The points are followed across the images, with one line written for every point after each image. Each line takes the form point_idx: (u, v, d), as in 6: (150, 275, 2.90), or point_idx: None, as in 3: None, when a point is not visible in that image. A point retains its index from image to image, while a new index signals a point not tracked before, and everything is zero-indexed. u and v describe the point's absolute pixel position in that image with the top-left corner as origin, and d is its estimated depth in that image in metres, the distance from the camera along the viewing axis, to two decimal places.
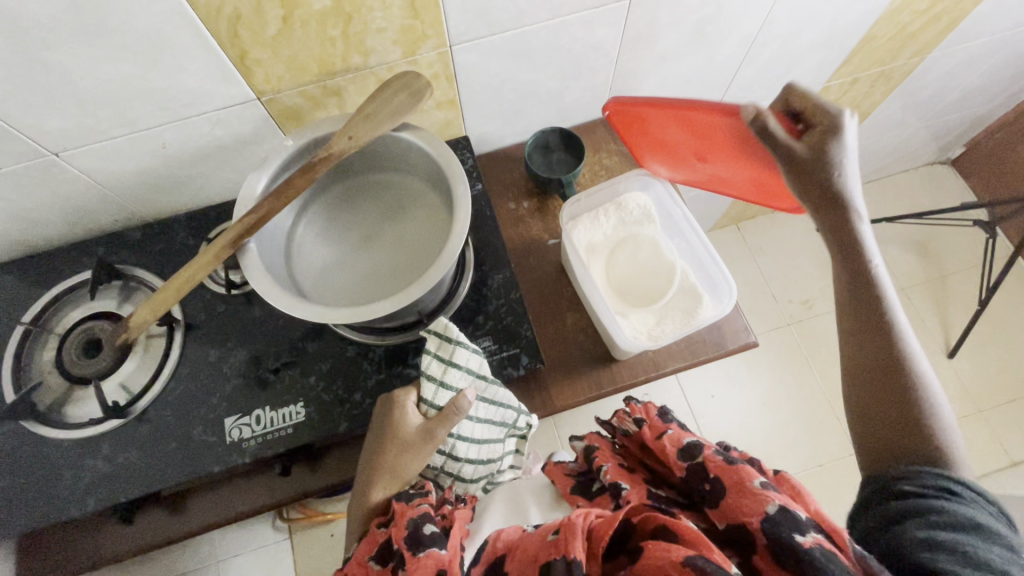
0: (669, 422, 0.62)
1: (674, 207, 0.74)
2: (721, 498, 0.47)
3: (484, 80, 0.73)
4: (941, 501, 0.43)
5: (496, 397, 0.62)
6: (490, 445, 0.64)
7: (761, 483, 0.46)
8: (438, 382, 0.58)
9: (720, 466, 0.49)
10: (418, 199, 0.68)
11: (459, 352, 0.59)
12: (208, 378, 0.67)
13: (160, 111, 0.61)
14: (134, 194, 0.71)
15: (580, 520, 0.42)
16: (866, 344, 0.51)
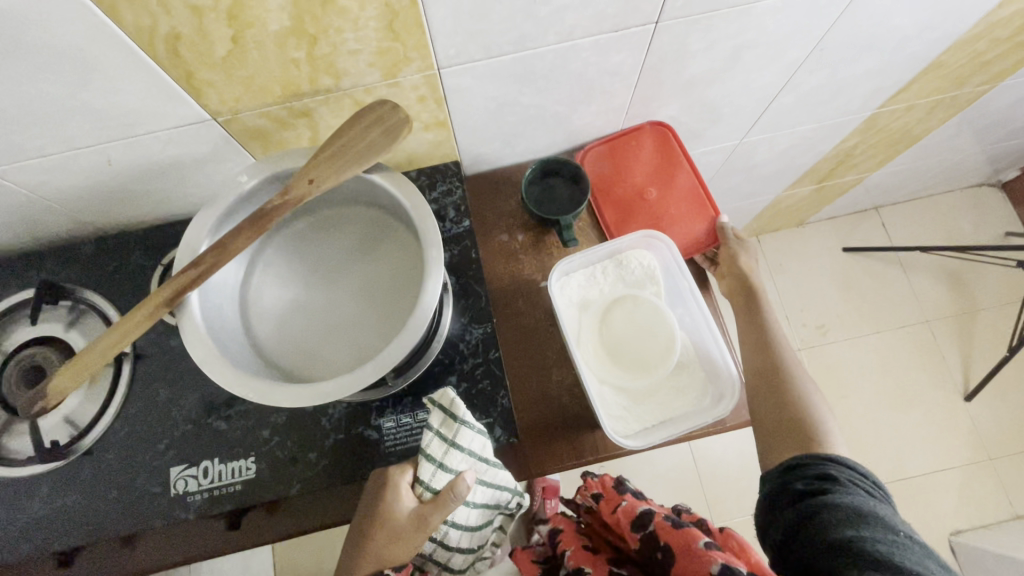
0: (624, 493, 0.67)
1: (679, 272, 0.66)
2: (674, 559, 0.56)
3: (478, 103, 0.64)
4: (840, 495, 0.50)
5: (495, 479, 0.59)
6: (480, 530, 0.63)
7: (706, 544, 0.54)
8: (436, 463, 0.55)
9: (669, 530, 0.58)
10: (391, 244, 0.60)
11: (462, 432, 0.56)
12: (156, 420, 0.62)
13: (98, 129, 0.53)
14: (83, 208, 0.64)
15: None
16: (767, 409, 0.60)
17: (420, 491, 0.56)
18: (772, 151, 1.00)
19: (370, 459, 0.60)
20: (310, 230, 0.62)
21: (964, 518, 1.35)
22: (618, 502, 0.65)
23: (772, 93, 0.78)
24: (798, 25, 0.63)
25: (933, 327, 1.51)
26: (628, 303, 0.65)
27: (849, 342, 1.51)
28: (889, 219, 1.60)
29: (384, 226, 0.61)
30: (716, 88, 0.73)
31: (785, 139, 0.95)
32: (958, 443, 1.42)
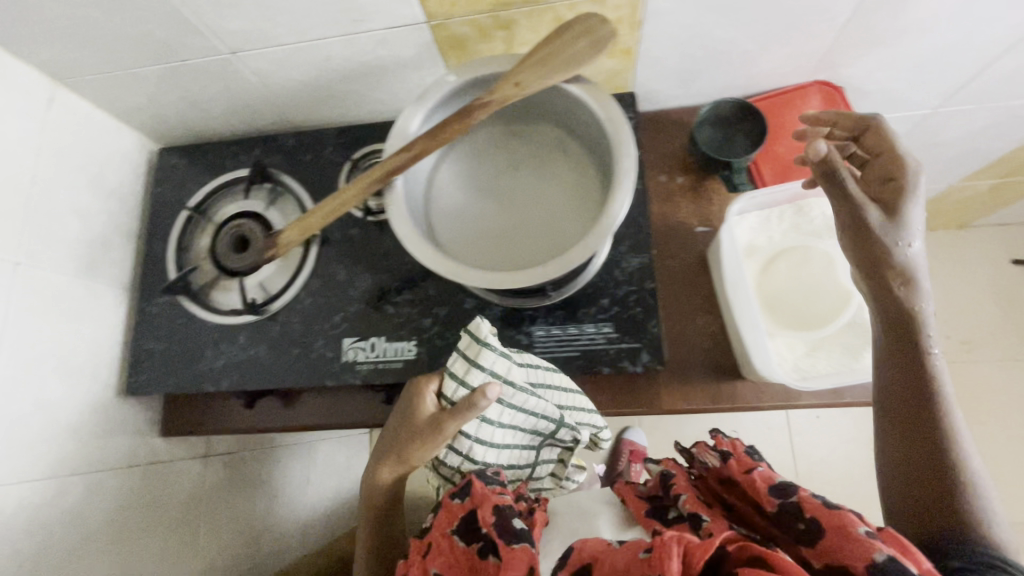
0: (759, 460, 0.55)
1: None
2: (819, 540, 0.44)
3: (672, 32, 0.63)
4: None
5: (525, 405, 0.58)
6: (520, 452, 0.64)
7: (868, 532, 0.42)
8: (459, 381, 0.55)
9: (821, 509, 0.45)
10: (571, 162, 0.63)
11: (483, 353, 0.55)
12: (334, 296, 0.69)
13: (332, 23, 0.59)
14: (292, 101, 0.72)
15: (671, 547, 0.41)
16: (912, 430, 0.50)
17: (444, 402, 0.56)
18: (964, 128, 0.89)
19: None
20: (493, 140, 0.65)
21: None
22: (752, 465, 0.53)
23: (993, 52, 0.69)
24: None
25: None
26: (802, 255, 0.62)
27: (997, 362, 1.35)
28: None
29: (566, 145, 0.63)
30: (930, 40, 0.67)
31: (986, 114, 0.85)
32: None
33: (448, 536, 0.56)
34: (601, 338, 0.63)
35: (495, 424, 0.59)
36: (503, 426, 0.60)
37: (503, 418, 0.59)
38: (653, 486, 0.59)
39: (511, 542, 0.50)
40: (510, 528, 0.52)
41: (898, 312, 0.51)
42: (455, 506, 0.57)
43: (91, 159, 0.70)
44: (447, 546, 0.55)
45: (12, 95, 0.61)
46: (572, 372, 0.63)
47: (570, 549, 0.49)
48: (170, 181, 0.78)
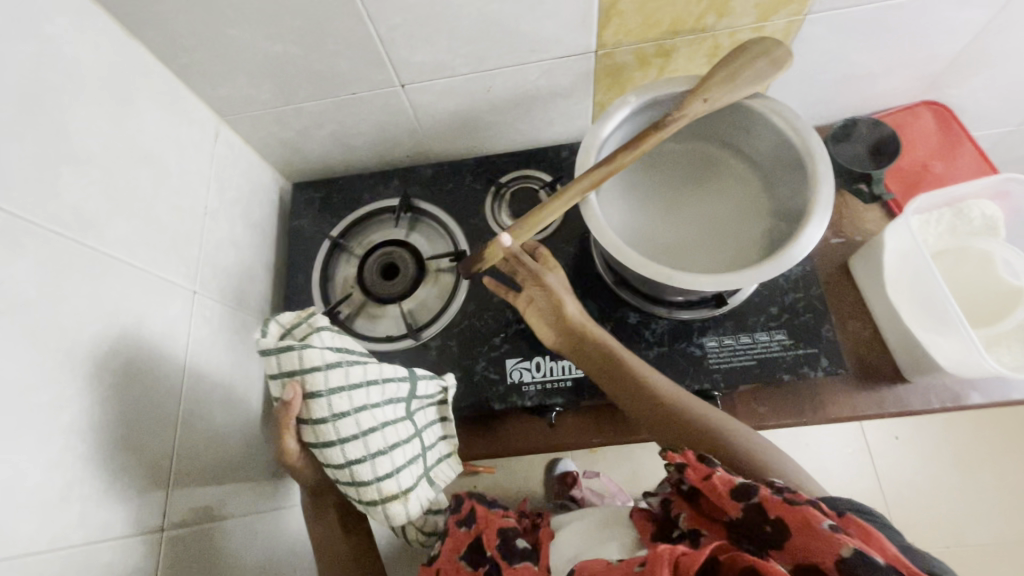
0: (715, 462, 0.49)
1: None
2: (785, 539, 0.41)
3: (812, 57, 0.67)
4: None
5: (357, 400, 0.50)
6: (424, 406, 0.59)
7: (832, 525, 0.39)
8: (313, 419, 0.49)
9: (780, 506, 0.42)
10: (736, 178, 0.65)
11: (307, 357, 0.48)
12: (492, 318, 0.69)
13: (507, 54, 0.62)
14: (436, 133, 0.75)
15: (666, 552, 0.38)
16: (665, 424, 0.56)
17: (306, 409, 0.49)
18: None
19: (693, 373, 0.64)
20: (656, 158, 0.67)
21: None
22: (710, 469, 0.48)
23: None
24: None
25: None
26: (966, 254, 0.63)
27: None
28: None
29: (729, 163, 0.66)
30: None
31: None
32: None
33: (455, 561, 0.58)
34: (777, 345, 0.63)
35: (331, 419, 0.49)
36: (344, 417, 0.50)
37: (338, 410, 0.49)
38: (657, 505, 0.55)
39: (512, 562, 0.54)
40: (510, 547, 0.56)
41: (631, 365, 0.58)
42: (461, 533, 0.60)
43: (244, 193, 0.71)
44: (456, 574, 0.57)
45: (192, 129, 0.62)
46: (751, 381, 0.62)
47: (566, 572, 0.44)
48: (307, 215, 0.79)
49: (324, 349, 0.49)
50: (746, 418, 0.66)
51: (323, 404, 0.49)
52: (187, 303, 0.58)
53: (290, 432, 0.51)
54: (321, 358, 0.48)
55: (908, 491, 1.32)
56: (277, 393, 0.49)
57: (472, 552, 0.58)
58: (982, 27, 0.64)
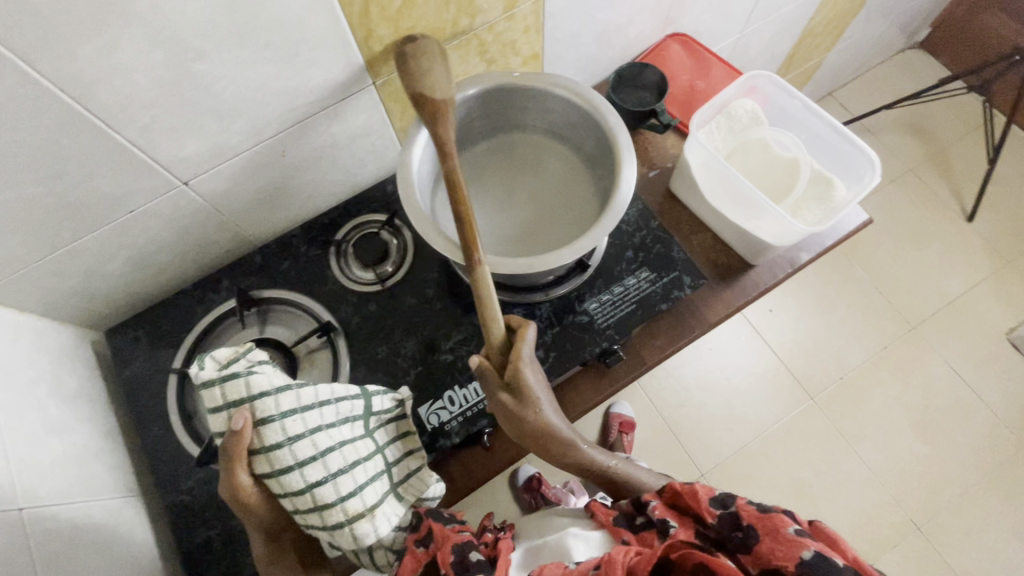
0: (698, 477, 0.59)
1: (788, 100, 0.75)
2: (756, 544, 0.51)
3: (566, 28, 0.73)
4: None
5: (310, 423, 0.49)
6: (383, 425, 0.57)
7: (797, 531, 0.50)
8: (263, 452, 0.48)
9: (755, 515, 0.52)
10: (550, 154, 0.69)
11: (254, 383, 0.48)
12: (386, 375, 0.65)
13: (286, 113, 0.59)
14: (248, 217, 0.69)
15: (620, 556, 0.49)
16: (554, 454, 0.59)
17: (257, 438, 0.48)
18: (761, 42, 1.15)
19: (589, 339, 0.66)
20: (473, 163, 0.69)
21: (1013, 317, 1.52)
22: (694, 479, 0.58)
23: None
24: None
25: (918, 173, 1.70)
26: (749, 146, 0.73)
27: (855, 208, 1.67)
28: (844, 99, 1.81)
29: (537, 142, 0.69)
30: None
31: (770, 26, 1.11)
32: (981, 258, 1.59)
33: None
34: (645, 282, 0.68)
35: (287, 443, 0.48)
36: (299, 439, 0.48)
37: (293, 433, 0.48)
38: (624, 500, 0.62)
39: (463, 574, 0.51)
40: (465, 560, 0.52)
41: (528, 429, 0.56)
42: (420, 551, 0.54)
43: (43, 366, 0.59)
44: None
45: None
46: (637, 323, 0.67)
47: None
48: (136, 357, 0.68)
49: (265, 380, 0.48)
50: (650, 355, 0.70)
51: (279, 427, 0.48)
52: (17, 526, 0.46)
53: (241, 463, 0.47)
54: (261, 381, 0.48)
55: (796, 348, 1.52)
56: (225, 427, 0.48)
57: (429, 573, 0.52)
58: None
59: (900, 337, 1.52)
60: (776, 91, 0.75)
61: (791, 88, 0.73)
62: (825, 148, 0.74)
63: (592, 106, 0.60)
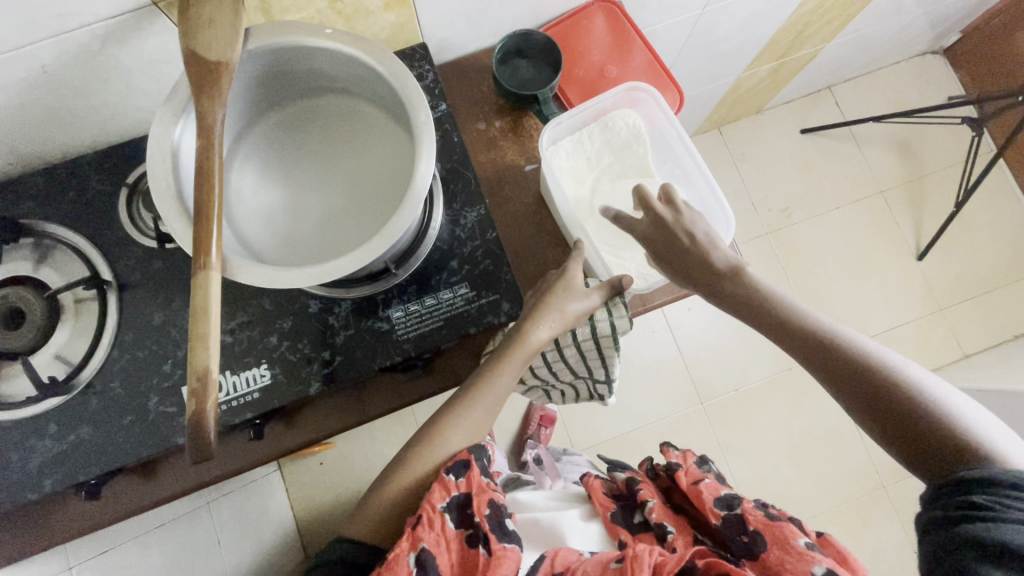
0: (707, 470, 0.56)
1: (668, 126, 0.71)
2: (762, 553, 0.45)
3: None
4: (994, 524, 0.44)
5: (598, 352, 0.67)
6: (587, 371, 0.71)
7: (808, 544, 0.44)
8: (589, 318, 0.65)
9: (762, 520, 0.47)
10: (379, 130, 0.58)
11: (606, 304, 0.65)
12: (156, 344, 0.60)
13: (26, 24, 0.47)
14: (19, 132, 0.58)
15: (647, 555, 0.45)
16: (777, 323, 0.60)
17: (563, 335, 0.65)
18: (731, 21, 0.99)
19: (384, 350, 0.61)
20: (289, 124, 0.59)
21: (922, 364, 1.50)
22: (700, 477, 0.54)
23: None
24: None
25: (887, 196, 1.60)
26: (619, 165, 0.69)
27: (810, 220, 1.58)
28: (841, 96, 1.64)
29: (367, 114, 0.58)
30: None
31: (742, 8, 0.95)
32: (914, 299, 1.54)
33: (439, 513, 0.50)
34: (460, 299, 0.62)
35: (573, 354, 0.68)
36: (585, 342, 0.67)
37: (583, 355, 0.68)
38: (621, 485, 0.61)
39: (501, 540, 0.48)
40: (500, 524, 0.49)
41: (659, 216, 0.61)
42: (450, 483, 0.52)
43: None
44: (439, 524, 0.50)
45: None
46: (440, 342, 0.61)
47: (542, 559, 0.49)
48: None
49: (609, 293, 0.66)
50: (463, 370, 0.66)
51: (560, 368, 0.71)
52: None
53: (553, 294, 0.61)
54: (607, 382, 0.71)
55: (703, 351, 1.50)
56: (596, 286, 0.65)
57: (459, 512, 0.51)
58: None
59: None
60: (662, 112, 0.71)
61: (671, 112, 0.70)
62: (693, 188, 0.71)
63: (406, 94, 0.50)
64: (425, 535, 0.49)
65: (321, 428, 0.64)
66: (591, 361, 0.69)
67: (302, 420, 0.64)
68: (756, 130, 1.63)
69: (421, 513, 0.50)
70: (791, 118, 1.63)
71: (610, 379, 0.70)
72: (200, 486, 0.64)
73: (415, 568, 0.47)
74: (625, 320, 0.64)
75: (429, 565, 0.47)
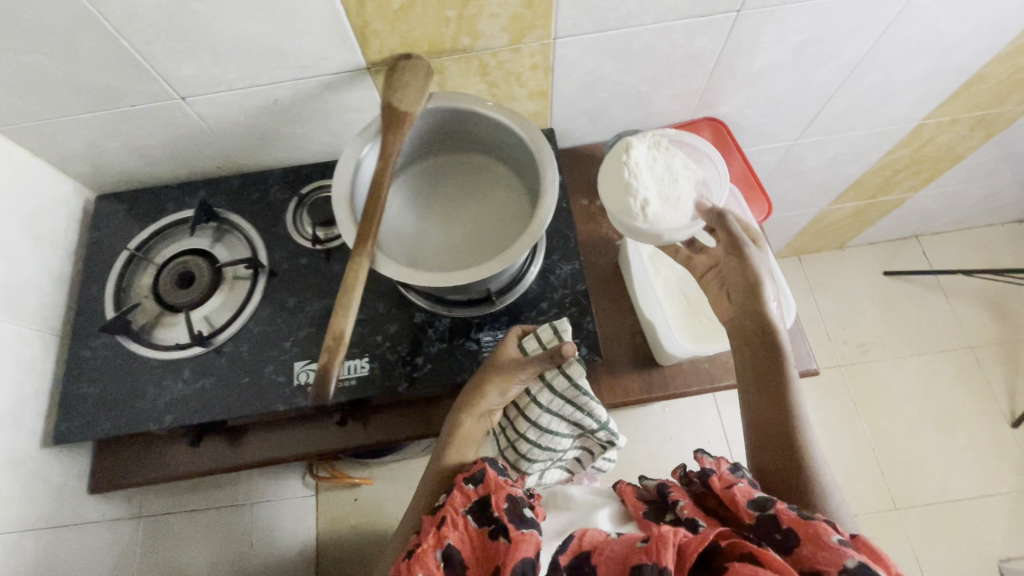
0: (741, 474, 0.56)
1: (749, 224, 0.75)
2: (795, 547, 0.46)
3: (578, 76, 0.75)
4: None
5: (575, 400, 0.67)
6: (579, 425, 0.69)
7: (841, 540, 0.44)
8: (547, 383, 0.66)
9: (796, 519, 0.48)
10: (506, 185, 0.71)
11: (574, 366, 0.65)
12: (284, 323, 0.71)
13: (280, 69, 0.65)
14: (237, 145, 0.76)
15: (671, 535, 0.47)
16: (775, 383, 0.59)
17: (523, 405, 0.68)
18: (820, 156, 1.09)
19: (468, 366, 0.68)
20: (430, 167, 0.73)
21: (1015, 546, 1.33)
22: (733, 480, 0.54)
23: (828, 92, 0.88)
24: (856, 27, 0.74)
25: (977, 353, 1.53)
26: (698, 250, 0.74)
27: (889, 362, 1.54)
28: (929, 247, 1.65)
29: (498, 172, 0.71)
30: (780, 82, 0.83)
31: (833, 145, 1.05)
32: (1006, 470, 1.41)
33: (462, 514, 0.55)
34: None
35: (548, 412, 0.68)
36: (557, 399, 0.67)
37: (555, 410, 0.68)
38: (652, 491, 0.63)
39: (520, 526, 0.51)
40: (518, 513, 0.53)
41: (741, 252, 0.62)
42: (470, 489, 0.57)
43: (28, 204, 0.70)
44: (462, 525, 0.54)
45: None
46: None
47: (571, 537, 0.53)
48: (110, 226, 0.78)
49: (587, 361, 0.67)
50: None
51: (552, 434, 0.69)
52: None
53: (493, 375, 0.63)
54: (602, 428, 0.69)
55: None
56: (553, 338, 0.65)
57: (478, 506, 0.56)
58: (718, 52, 0.75)
59: (878, 513, 1.37)
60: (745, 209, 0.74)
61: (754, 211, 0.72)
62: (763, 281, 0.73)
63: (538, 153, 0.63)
64: (449, 533, 0.53)
65: (393, 430, 0.71)
66: (568, 410, 0.67)
67: (379, 419, 0.71)
68: (837, 264, 1.66)
69: (446, 514, 0.55)
70: (875, 259, 1.66)
71: (604, 424, 0.68)
72: (275, 460, 0.71)
73: (443, 561, 0.51)
74: (575, 373, 0.65)
75: (454, 559, 0.52)
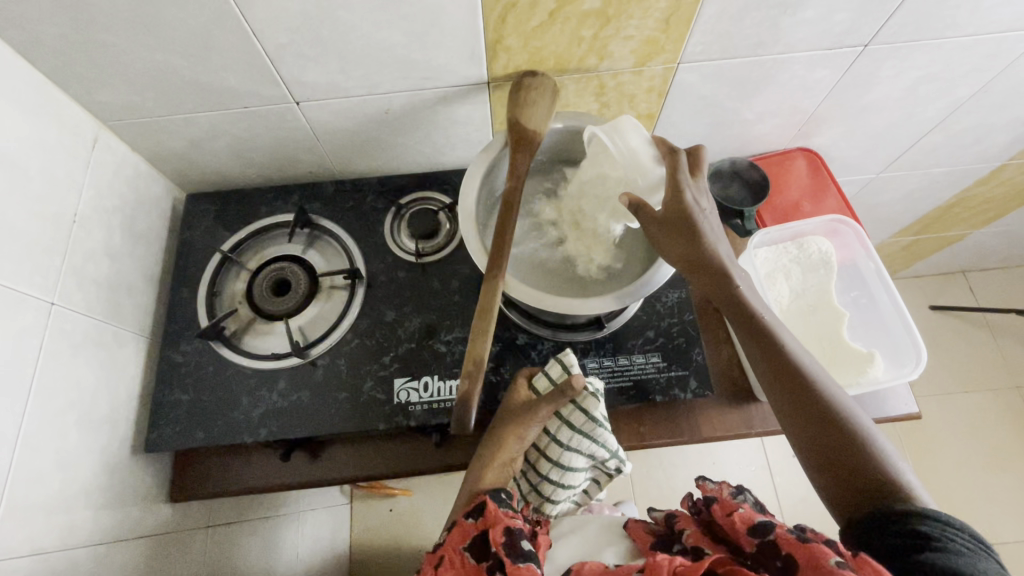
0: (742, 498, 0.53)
1: (862, 258, 0.75)
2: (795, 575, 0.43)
3: (690, 100, 0.74)
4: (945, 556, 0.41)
5: (590, 431, 0.64)
6: (596, 457, 0.66)
7: (840, 563, 0.41)
8: (563, 419, 0.65)
9: (794, 543, 0.44)
10: None
11: (592, 402, 0.63)
12: (383, 337, 0.69)
13: (402, 79, 0.64)
14: (337, 151, 0.75)
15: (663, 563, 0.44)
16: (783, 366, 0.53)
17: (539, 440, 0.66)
18: (896, 191, 1.08)
19: None
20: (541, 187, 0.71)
21: None
22: (735, 506, 0.51)
23: (927, 128, 0.87)
24: (974, 67, 0.73)
25: None
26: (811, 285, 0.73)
27: (935, 397, 1.52)
28: (976, 283, 1.64)
29: None
30: (883, 116, 0.82)
31: (914, 179, 1.04)
32: None
33: (459, 552, 0.55)
34: (651, 367, 0.67)
35: (565, 446, 0.65)
36: (574, 432, 0.64)
37: (572, 443, 0.65)
38: (663, 523, 0.59)
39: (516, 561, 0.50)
40: (515, 549, 0.52)
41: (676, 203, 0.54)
42: (470, 524, 0.57)
43: (127, 202, 0.68)
44: (458, 563, 0.53)
45: (63, 133, 0.59)
46: (626, 401, 0.66)
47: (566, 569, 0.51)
48: (200, 227, 0.76)
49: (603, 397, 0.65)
50: (627, 438, 0.68)
51: (569, 471, 0.66)
52: (43, 315, 0.55)
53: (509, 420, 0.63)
54: (614, 458, 0.65)
55: None
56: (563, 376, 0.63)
57: (475, 544, 0.55)
58: (834, 84, 0.74)
59: None
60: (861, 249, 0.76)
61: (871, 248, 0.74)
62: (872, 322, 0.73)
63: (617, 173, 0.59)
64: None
65: None
66: (580, 443, 0.64)
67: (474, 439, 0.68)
68: None
69: (441, 556, 0.55)
70: (921, 292, 1.65)
71: (615, 453, 0.65)
72: (363, 479, 0.68)
73: None
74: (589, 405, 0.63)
75: None
